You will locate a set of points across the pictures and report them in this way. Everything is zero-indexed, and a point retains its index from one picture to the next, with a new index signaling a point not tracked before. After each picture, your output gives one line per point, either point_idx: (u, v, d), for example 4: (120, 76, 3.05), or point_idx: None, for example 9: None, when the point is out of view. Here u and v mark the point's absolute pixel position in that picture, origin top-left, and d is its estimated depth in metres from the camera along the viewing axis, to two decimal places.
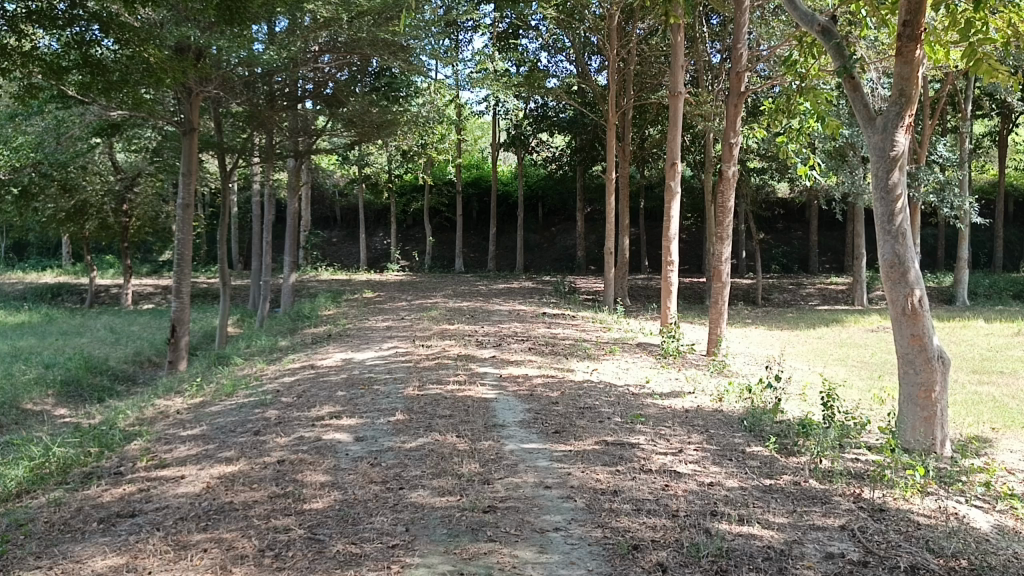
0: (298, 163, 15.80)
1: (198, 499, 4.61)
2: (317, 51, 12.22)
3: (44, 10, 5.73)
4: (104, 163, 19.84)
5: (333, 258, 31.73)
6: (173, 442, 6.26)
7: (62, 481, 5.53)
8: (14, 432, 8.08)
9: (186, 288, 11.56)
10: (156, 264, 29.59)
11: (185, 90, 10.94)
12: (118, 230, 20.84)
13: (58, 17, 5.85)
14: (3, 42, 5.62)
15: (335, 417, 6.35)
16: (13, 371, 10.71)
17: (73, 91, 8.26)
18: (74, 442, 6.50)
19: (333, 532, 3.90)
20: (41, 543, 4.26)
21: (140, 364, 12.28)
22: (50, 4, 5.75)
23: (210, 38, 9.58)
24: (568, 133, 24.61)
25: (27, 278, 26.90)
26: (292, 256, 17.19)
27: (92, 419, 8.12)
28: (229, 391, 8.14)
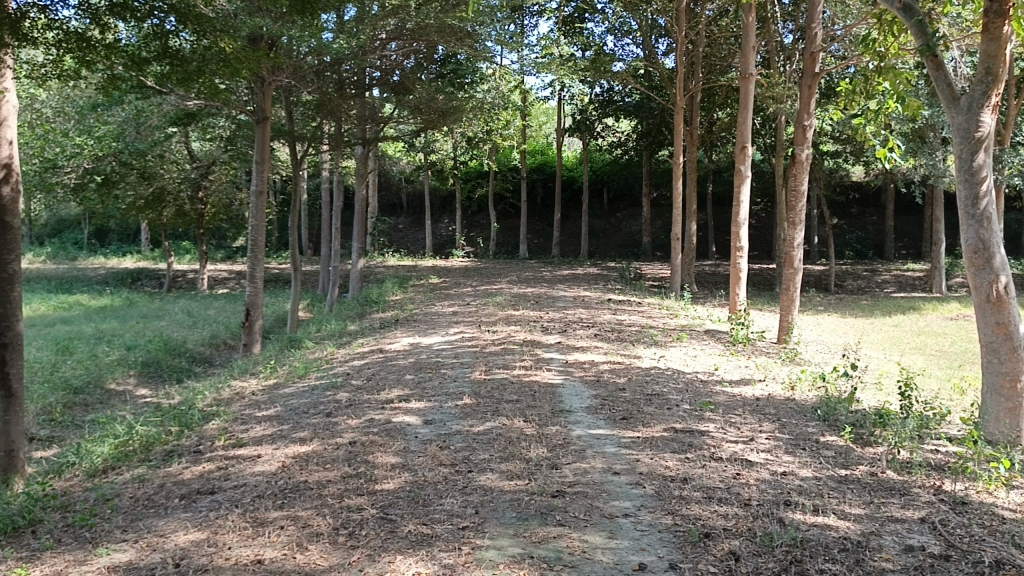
0: (366, 149, 16.02)
1: (273, 478, 4.74)
2: (385, 39, 12.33)
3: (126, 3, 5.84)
4: (180, 152, 20.32)
5: (400, 245, 32.23)
6: (248, 422, 6.45)
7: (145, 458, 5.76)
8: (101, 410, 8.48)
9: (260, 273, 11.81)
10: (230, 250, 30.55)
11: (257, 80, 11.17)
12: (194, 217, 21.50)
13: (139, 10, 5.91)
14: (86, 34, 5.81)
15: (404, 400, 6.45)
16: (97, 352, 11.19)
17: (151, 81, 8.52)
18: (156, 421, 6.77)
19: (404, 513, 3.97)
20: (126, 518, 4.44)
21: (216, 347, 12.67)
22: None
23: (282, 28, 9.86)
24: (634, 118, 24.35)
25: (110, 263, 28.02)
26: (360, 242, 17.40)
27: (172, 400, 8.43)
28: (302, 373, 8.36)
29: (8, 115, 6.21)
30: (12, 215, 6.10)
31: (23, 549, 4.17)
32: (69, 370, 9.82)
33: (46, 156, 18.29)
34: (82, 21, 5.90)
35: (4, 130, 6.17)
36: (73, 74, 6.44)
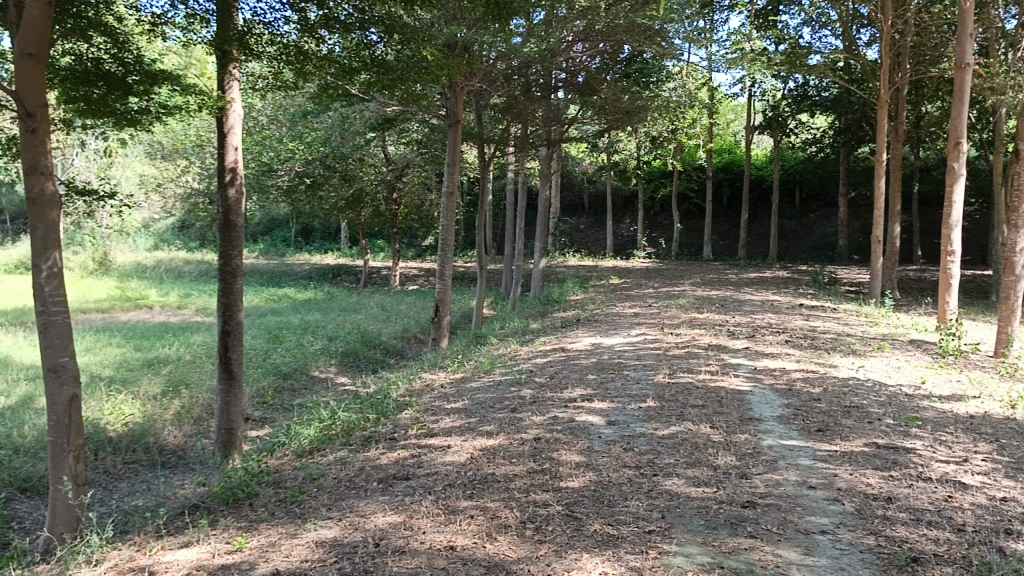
0: (551, 151, 16.22)
1: (463, 469, 4.93)
2: (572, 41, 12.45)
3: (329, 15, 6.15)
4: (377, 155, 21.42)
5: (581, 245, 32.44)
6: (438, 413, 6.73)
7: (346, 442, 6.16)
8: (306, 395, 9.19)
9: (448, 271, 12.28)
10: (421, 248, 32.02)
11: (450, 85, 11.61)
12: (388, 217, 22.78)
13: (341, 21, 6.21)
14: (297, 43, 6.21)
15: (587, 399, 6.50)
16: (303, 342, 12.08)
17: (355, 89, 9.08)
18: (355, 408, 7.22)
19: (590, 512, 3.99)
20: (331, 497, 4.77)
21: (407, 340, 13.31)
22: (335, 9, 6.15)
23: (476, 35, 10.33)
24: (831, 114, 23.06)
25: (314, 259, 30.25)
26: (542, 241, 17.64)
27: (368, 388, 8.97)
28: (487, 368, 8.62)
29: (235, 125, 6.81)
30: (236, 215, 6.72)
31: (243, 519, 4.58)
32: (280, 357, 10.68)
33: (262, 161, 19.62)
34: (296, 33, 6.32)
35: (231, 138, 6.75)
36: (291, 84, 7.03)
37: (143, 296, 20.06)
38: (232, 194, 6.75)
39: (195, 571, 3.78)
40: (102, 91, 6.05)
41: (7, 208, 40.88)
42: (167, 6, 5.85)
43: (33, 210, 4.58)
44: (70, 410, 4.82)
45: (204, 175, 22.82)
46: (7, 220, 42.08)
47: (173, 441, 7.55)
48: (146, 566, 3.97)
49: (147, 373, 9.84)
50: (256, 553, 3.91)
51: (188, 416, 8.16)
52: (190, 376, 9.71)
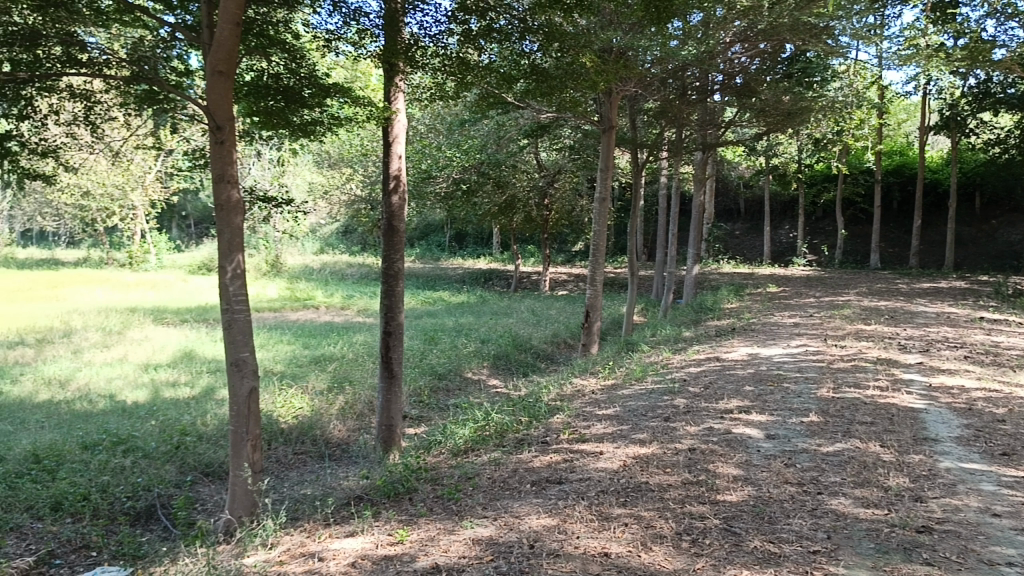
0: (706, 155, 15.84)
1: (616, 476, 4.90)
2: (729, 42, 12.13)
3: (483, 27, 6.29)
4: (530, 161, 21.45)
5: (736, 251, 31.52)
6: (590, 419, 6.72)
7: (499, 443, 6.27)
8: (460, 396, 9.44)
9: (600, 276, 12.25)
10: (571, 253, 32.18)
11: (605, 91, 11.56)
12: (540, 223, 22.78)
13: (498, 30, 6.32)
14: (455, 53, 6.40)
15: (745, 411, 6.30)
16: (457, 343, 12.43)
17: (510, 97, 9.25)
18: (508, 410, 7.33)
19: (749, 528, 3.86)
20: (486, 496, 4.87)
21: (557, 345, 13.39)
22: (490, 21, 6.27)
23: (632, 40, 10.37)
24: (1018, 111, 21.22)
25: (467, 264, 31.09)
26: (696, 247, 17.26)
27: (520, 391, 9.10)
28: (639, 376, 8.53)
29: (399, 134, 7.04)
30: (399, 221, 6.99)
31: (404, 513, 4.77)
32: (435, 358, 11.04)
33: (421, 168, 20.45)
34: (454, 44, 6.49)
35: (395, 147, 7.01)
36: (452, 94, 7.24)
37: (310, 296, 21.33)
38: (395, 201, 7.03)
39: (360, 559, 3.97)
40: (280, 104, 6.43)
41: (193, 214, 44.59)
42: (338, 24, 6.27)
43: (220, 216, 4.97)
44: (249, 402, 5.17)
45: (365, 183, 24.05)
46: (192, 224, 45.78)
47: (337, 434, 7.94)
48: (316, 552, 4.20)
49: (314, 370, 10.44)
50: (417, 547, 4.05)
51: (351, 411, 8.57)
52: (353, 373, 10.20)
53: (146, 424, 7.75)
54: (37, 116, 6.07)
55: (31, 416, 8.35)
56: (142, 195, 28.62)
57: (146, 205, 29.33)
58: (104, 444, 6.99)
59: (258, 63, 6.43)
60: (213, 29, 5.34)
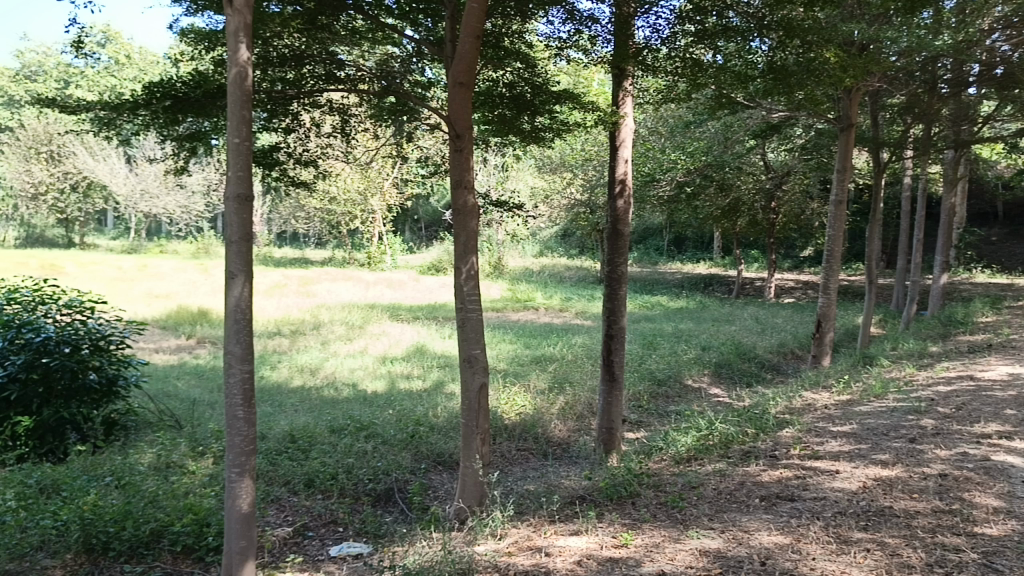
0: (959, 153, 14.42)
1: (855, 497, 4.59)
2: (991, 28, 10.99)
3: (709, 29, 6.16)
4: (755, 163, 20.87)
5: (991, 259, 28.48)
6: (824, 435, 6.33)
7: (724, 454, 6.09)
8: (682, 403, 9.27)
9: (833, 284, 11.54)
10: (798, 259, 30.66)
11: (845, 89, 10.88)
12: (766, 226, 21.79)
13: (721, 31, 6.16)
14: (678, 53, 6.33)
15: (1006, 438, 5.66)
16: (677, 349, 12.22)
17: (741, 97, 8.93)
18: (733, 421, 7.07)
19: (1014, 565, 3.47)
20: (712, 507, 4.75)
21: (784, 355, 12.76)
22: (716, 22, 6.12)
23: (878, 32, 9.71)
24: None
25: (687, 269, 30.61)
26: (944, 254, 15.75)
27: (744, 402, 8.78)
28: (879, 392, 7.92)
29: (626, 138, 7.02)
30: (624, 224, 6.95)
31: (627, 516, 4.78)
32: (655, 363, 10.96)
33: (644, 171, 20.00)
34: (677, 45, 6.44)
35: (622, 151, 7.00)
36: (684, 96, 7.08)
37: (531, 298, 21.94)
38: (620, 205, 7.01)
39: (586, 559, 4.02)
40: (512, 112, 6.67)
41: (424, 218, 47.43)
42: (569, 31, 6.48)
43: (458, 219, 5.25)
44: (480, 398, 5.37)
45: (585, 187, 24.49)
46: (423, 228, 48.60)
47: (558, 434, 8.04)
48: (543, 547, 4.31)
49: (535, 370, 10.72)
50: (642, 552, 4.04)
51: (571, 412, 8.64)
52: (572, 375, 10.30)
53: (384, 413, 8.34)
54: (301, 129, 6.73)
55: (287, 399, 9.29)
56: (381, 200, 31.26)
57: (383, 209, 31.69)
58: (348, 429, 7.63)
59: (493, 74, 6.72)
60: (456, 43, 5.66)
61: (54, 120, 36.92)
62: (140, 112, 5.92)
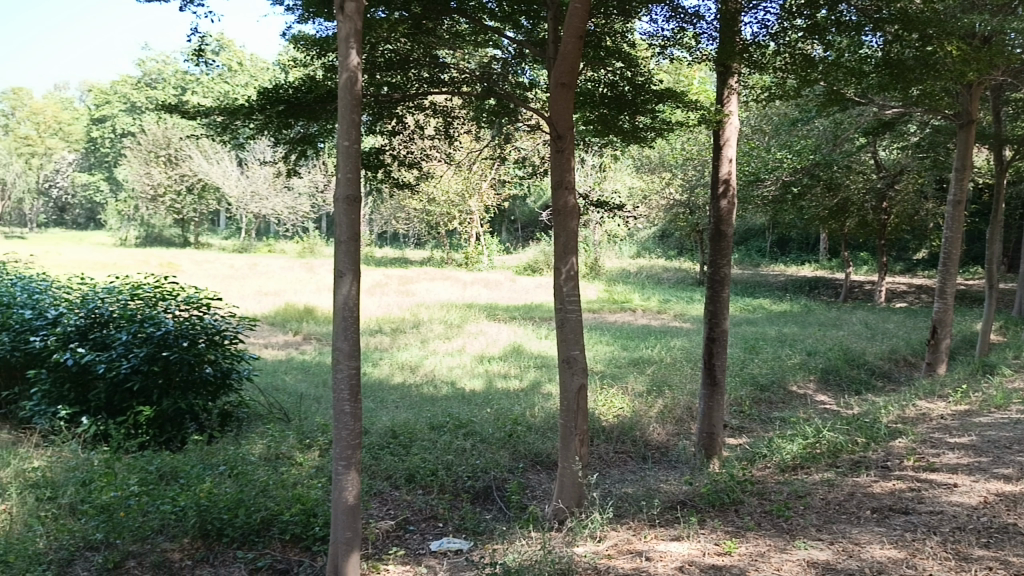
0: None
1: (976, 513, 4.36)
2: None
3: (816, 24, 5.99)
4: (866, 162, 20.08)
5: None
6: (940, 446, 6.03)
7: (832, 463, 5.88)
8: (786, 410, 9.01)
9: (950, 288, 10.98)
10: (911, 262, 29.32)
11: (964, 84, 10.36)
12: (876, 227, 21.04)
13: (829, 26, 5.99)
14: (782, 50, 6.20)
15: None
16: (780, 354, 11.87)
17: (851, 93, 8.62)
18: (842, 429, 6.82)
19: None
20: (820, 518, 4.60)
21: (895, 361, 12.20)
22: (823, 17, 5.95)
23: (1001, 22, 9.18)
24: None
25: (790, 271, 29.72)
26: None
27: (853, 410, 8.46)
28: (1000, 403, 7.49)
29: (730, 137, 6.86)
30: (727, 225, 6.80)
31: (730, 524, 4.68)
32: (757, 368, 10.68)
33: (749, 171, 18.63)
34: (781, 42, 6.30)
35: (726, 151, 6.85)
36: (792, 94, 6.88)
37: (628, 299, 21.75)
38: (724, 206, 6.86)
39: (687, 565, 3.97)
40: (613, 112, 6.61)
41: (521, 219, 47.67)
42: (672, 30, 6.48)
43: (558, 219, 5.25)
44: (578, 399, 5.35)
45: (684, 187, 24.09)
46: (519, 228, 48.82)
47: (657, 437, 7.94)
48: (643, 551, 4.28)
49: (633, 372, 10.62)
50: (746, 560, 3.95)
51: (670, 415, 8.52)
52: (671, 378, 10.14)
53: (482, 412, 8.43)
54: (406, 132, 6.86)
55: (388, 396, 9.51)
56: (478, 201, 31.61)
57: (481, 209, 32.04)
58: (447, 427, 7.75)
59: (596, 74, 6.72)
60: (558, 43, 5.67)
61: (172, 126, 38.97)
62: (255, 117, 6.18)
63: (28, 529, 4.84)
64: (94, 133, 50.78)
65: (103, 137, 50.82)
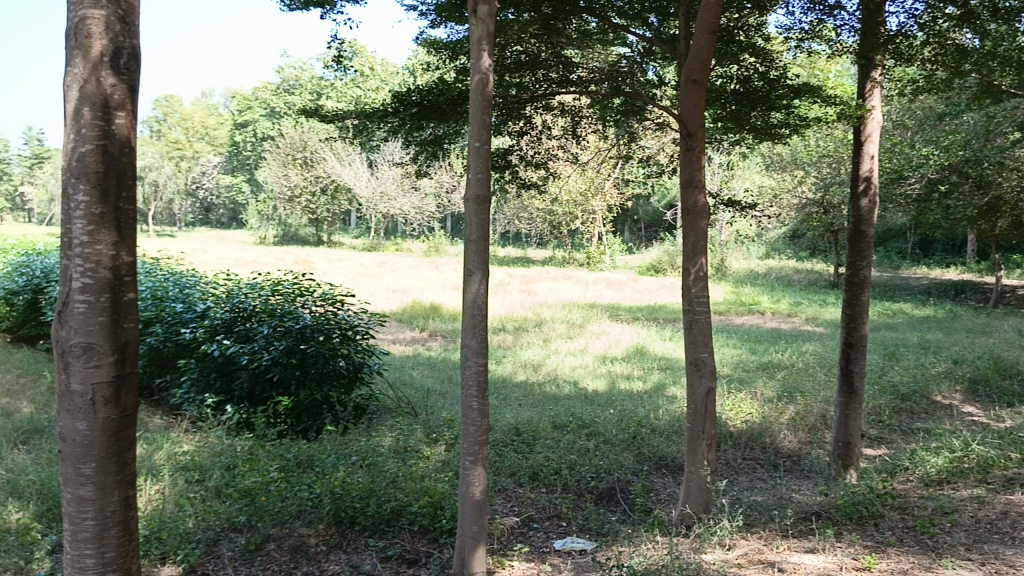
0: None
1: None
2: None
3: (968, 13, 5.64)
4: None
5: None
6: None
7: (982, 479, 5.51)
8: (930, 420, 8.49)
9: None
10: None
11: None
12: None
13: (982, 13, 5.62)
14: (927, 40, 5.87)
15: None
16: (923, 362, 11.21)
17: (1005, 84, 8.06)
18: (993, 443, 6.37)
19: None
20: (970, 537, 4.32)
21: None
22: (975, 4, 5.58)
23: None
24: None
25: (933, 274, 28.04)
26: None
27: (1005, 424, 7.88)
28: None
29: (873, 133, 6.52)
30: (868, 225, 6.48)
31: (869, 538, 4.47)
32: (897, 376, 10.14)
33: (891, 168, 18.42)
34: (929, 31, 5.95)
35: (868, 147, 6.51)
36: (943, 86, 6.47)
37: (756, 301, 21.09)
38: (865, 204, 6.52)
39: None
40: (746, 109, 6.41)
41: (644, 219, 47.11)
42: (810, 22, 6.26)
43: (687, 219, 5.15)
44: (707, 403, 5.22)
45: (818, 185, 23.12)
46: (643, 228, 48.25)
47: (788, 445, 7.65)
48: (775, 562, 4.14)
49: (762, 377, 10.29)
50: None
51: (802, 423, 8.20)
52: (804, 384, 9.74)
53: (606, 413, 8.39)
54: (534, 132, 6.89)
55: (512, 394, 9.61)
56: (602, 200, 31.46)
57: (604, 209, 31.90)
58: (571, 426, 7.76)
59: (729, 70, 6.55)
60: (690, 40, 5.55)
61: (308, 130, 40.86)
62: (389, 119, 6.38)
63: (180, 508, 5.19)
64: (238, 137, 53.85)
65: (246, 141, 53.80)
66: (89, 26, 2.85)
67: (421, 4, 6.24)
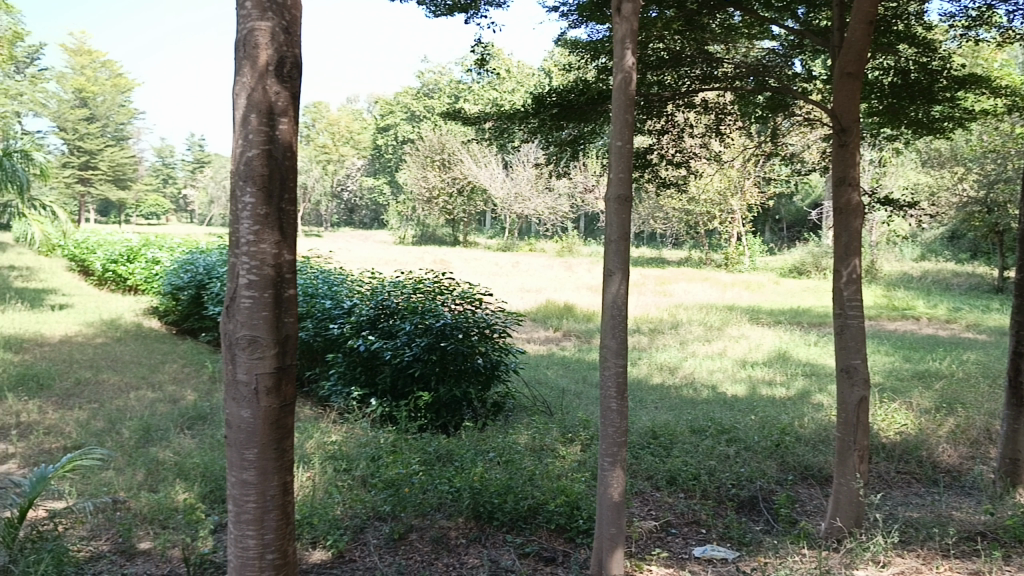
0: None
1: None
2: None
3: None
4: None
5: None
6: None
7: None
8: None
9: None
10: None
11: None
12: None
13: None
14: None
15: None
16: None
17: None
18: None
19: None
20: None
21: None
22: None
23: None
24: None
25: None
26: None
27: None
28: None
29: None
30: None
31: None
32: None
33: None
34: None
35: None
36: None
37: (910, 306, 19.87)
38: None
39: None
40: (904, 102, 6.04)
41: (787, 219, 45.32)
42: (976, 9, 5.84)
43: (840, 218, 4.90)
44: (859, 412, 4.95)
45: (981, 182, 21.53)
46: (785, 228, 46.43)
47: (948, 459, 7.15)
48: None
49: (918, 386, 9.67)
50: None
51: (963, 436, 7.65)
52: (965, 395, 9.08)
53: (747, 419, 8.12)
54: (675, 130, 6.76)
55: (648, 396, 9.48)
56: (741, 200, 30.55)
57: (744, 209, 30.95)
58: (710, 431, 7.57)
59: (885, 62, 6.20)
60: (844, 31, 5.30)
61: (447, 132, 41.86)
62: (529, 121, 6.43)
63: (328, 495, 5.44)
64: (380, 141, 55.82)
65: (388, 144, 55.69)
66: (257, 37, 3.02)
67: (563, 4, 6.26)
